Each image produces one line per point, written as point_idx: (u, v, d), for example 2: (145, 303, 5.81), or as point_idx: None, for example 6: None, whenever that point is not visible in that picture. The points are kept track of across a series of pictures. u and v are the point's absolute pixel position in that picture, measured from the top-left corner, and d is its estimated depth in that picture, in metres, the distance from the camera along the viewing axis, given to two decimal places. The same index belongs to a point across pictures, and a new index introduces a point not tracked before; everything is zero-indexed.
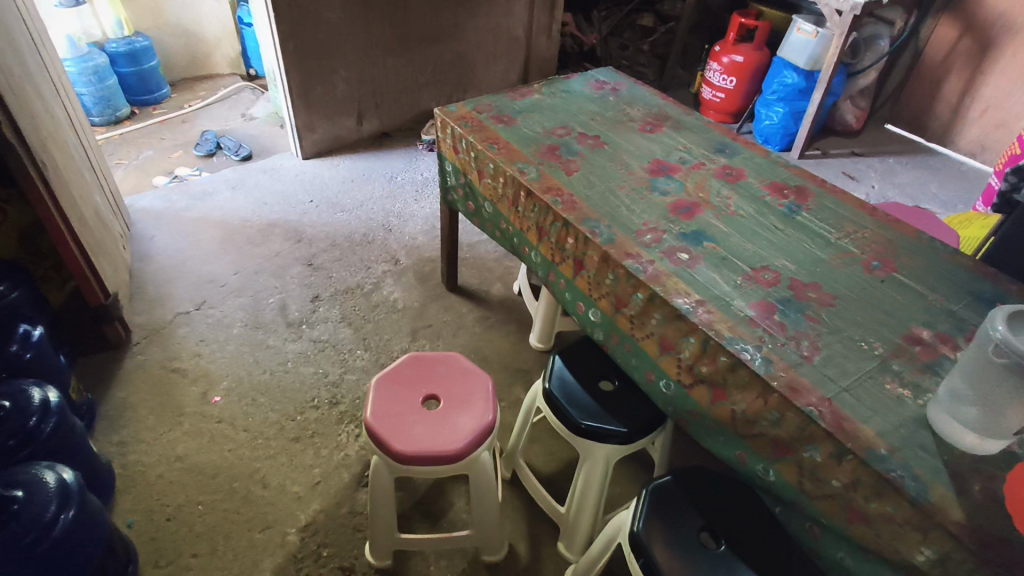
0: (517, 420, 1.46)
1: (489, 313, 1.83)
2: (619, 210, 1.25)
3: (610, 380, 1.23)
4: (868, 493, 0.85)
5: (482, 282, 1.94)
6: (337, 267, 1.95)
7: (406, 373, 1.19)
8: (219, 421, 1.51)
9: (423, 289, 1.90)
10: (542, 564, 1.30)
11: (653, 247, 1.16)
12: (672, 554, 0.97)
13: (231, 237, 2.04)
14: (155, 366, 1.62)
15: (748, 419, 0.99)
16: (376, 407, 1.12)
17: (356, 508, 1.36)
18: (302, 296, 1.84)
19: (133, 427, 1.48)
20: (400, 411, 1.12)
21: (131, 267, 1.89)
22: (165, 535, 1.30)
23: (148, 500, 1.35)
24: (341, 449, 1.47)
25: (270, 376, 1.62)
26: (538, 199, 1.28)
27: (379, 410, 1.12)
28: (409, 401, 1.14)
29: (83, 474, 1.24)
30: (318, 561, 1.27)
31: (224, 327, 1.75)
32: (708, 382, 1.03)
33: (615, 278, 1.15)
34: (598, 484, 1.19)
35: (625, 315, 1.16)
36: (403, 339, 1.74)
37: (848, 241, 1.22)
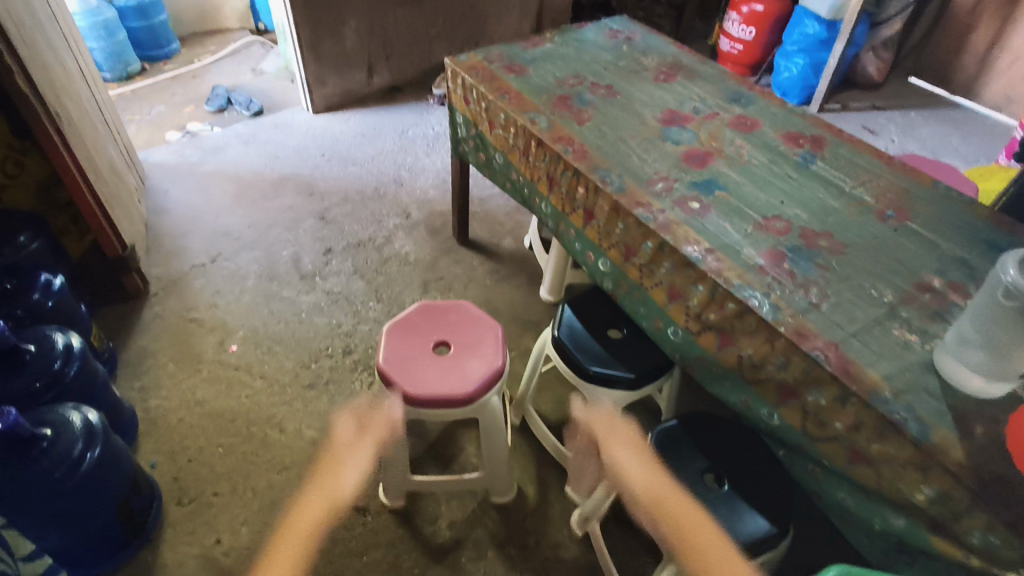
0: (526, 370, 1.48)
1: (500, 266, 1.84)
2: (630, 158, 1.24)
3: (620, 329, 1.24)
4: (870, 435, 0.86)
5: (493, 236, 1.94)
6: (350, 221, 1.96)
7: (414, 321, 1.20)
8: (237, 369, 1.55)
9: (434, 242, 1.91)
10: (550, 506, 1.34)
11: (664, 196, 1.16)
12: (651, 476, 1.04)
13: (244, 191, 2.05)
14: (173, 316, 1.66)
15: (754, 363, 1.00)
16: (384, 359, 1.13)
17: (370, 452, 1.41)
18: (315, 249, 1.86)
19: (154, 373, 1.52)
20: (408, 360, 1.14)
21: (146, 219, 1.91)
22: (188, 474, 1.35)
23: (169, 442, 1.40)
24: (355, 396, 1.51)
25: (286, 327, 1.65)
26: (548, 148, 1.27)
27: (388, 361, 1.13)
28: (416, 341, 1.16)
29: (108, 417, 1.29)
30: (333, 501, 1.32)
31: (239, 278, 1.77)
32: (716, 329, 1.04)
33: (625, 227, 1.15)
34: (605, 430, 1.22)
35: (634, 264, 1.17)
36: (415, 291, 1.76)
37: (863, 189, 1.21)
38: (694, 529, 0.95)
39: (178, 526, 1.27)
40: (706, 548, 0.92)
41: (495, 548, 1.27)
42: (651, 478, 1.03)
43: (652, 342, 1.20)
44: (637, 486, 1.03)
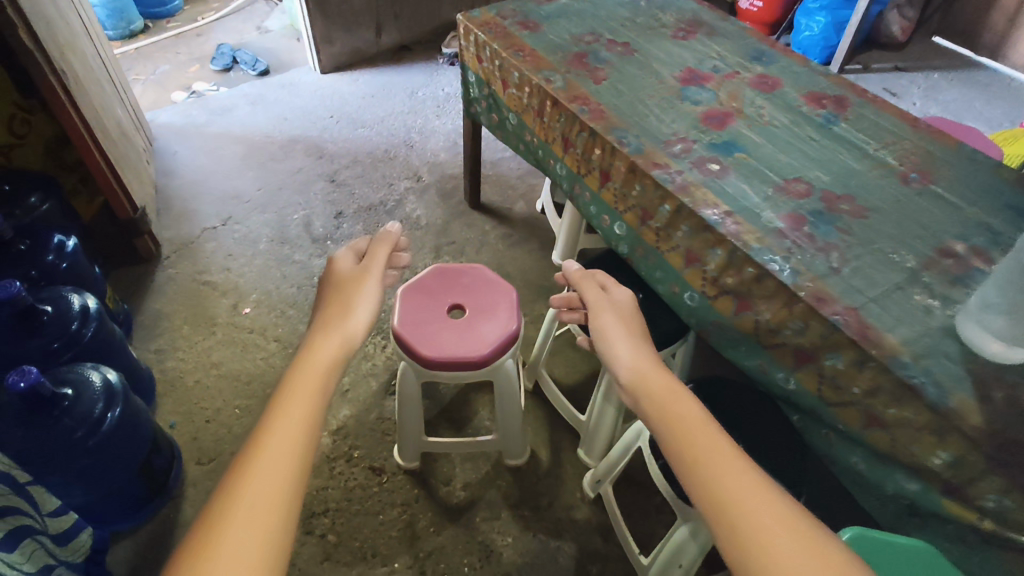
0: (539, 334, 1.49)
1: (512, 231, 1.83)
2: (647, 119, 1.21)
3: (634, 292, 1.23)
4: (887, 399, 0.86)
5: (505, 200, 1.92)
6: (360, 184, 1.94)
7: (390, 233, 0.98)
8: (251, 331, 1.56)
9: (446, 206, 1.89)
10: (562, 468, 1.36)
11: (682, 157, 1.14)
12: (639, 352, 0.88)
13: (253, 153, 2.03)
14: (186, 279, 1.66)
15: (771, 328, 0.99)
16: (341, 262, 0.88)
17: (384, 414, 1.43)
18: (326, 212, 1.85)
19: (170, 335, 1.54)
20: (372, 262, 0.90)
21: (156, 182, 1.90)
22: (207, 434, 1.38)
23: (187, 404, 1.42)
24: (369, 359, 1.52)
25: (299, 291, 1.65)
26: (564, 108, 1.24)
27: (348, 259, 0.90)
28: (382, 255, 0.91)
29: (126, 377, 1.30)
30: (350, 461, 1.35)
31: (251, 242, 1.77)
32: (733, 293, 1.03)
33: (642, 188, 1.13)
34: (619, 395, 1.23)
35: (650, 227, 1.15)
36: (427, 255, 1.75)
37: (886, 152, 1.17)
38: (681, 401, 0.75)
39: (199, 484, 1.30)
40: (697, 416, 0.73)
41: (509, 509, 1.30)
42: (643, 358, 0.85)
43: (666, 308, 1.19)
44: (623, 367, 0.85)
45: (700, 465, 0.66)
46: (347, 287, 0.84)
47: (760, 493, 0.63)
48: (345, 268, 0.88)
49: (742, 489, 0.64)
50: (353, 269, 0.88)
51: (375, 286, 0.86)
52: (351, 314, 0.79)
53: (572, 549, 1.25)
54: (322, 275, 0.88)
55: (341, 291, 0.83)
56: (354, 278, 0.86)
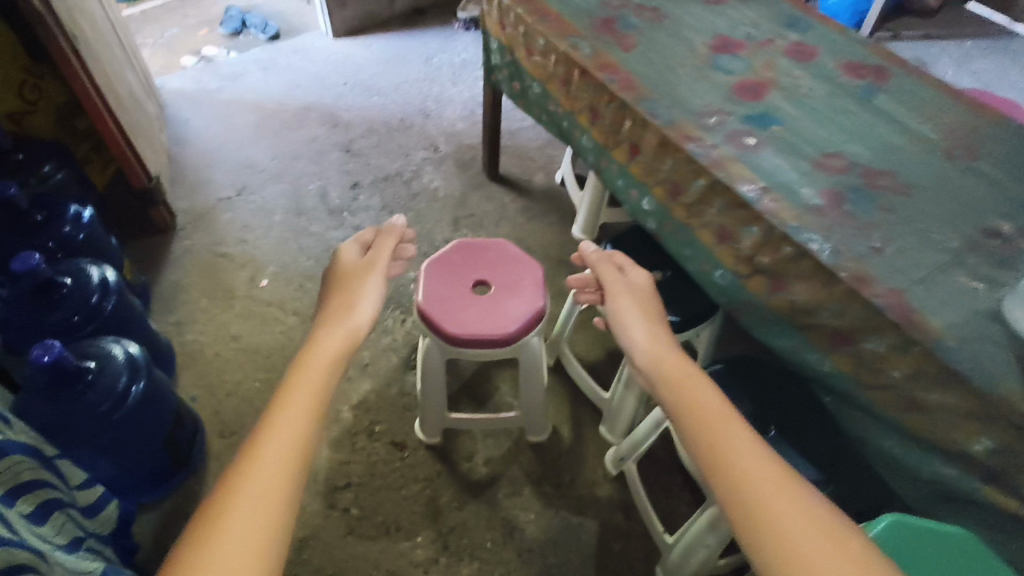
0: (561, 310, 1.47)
1: (531, 203, 1.80)
2: (678, 89, 1.16)
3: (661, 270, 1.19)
4: (928, 384, 0.83)
5: (524, 171, 1.88)
6: (375, 154, 1.91)
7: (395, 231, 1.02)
8: (269, 304, 1.55)
9: (463, 177, 1.85)
10: (584, 445, 1.35)
11: (716, 130, 1.09)
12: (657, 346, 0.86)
13: (266, 121, 1.99)
14: (202, 251, 1.65)
15: (807, 309, 0.96)
16: (347, 261, 0.92)
17: (405, 389, 1.42)
18: (342, 183, 1.82)
19: (187, 308, 1.53)
20: (376, 259, 0.93)
21: (169, 150, 1.87)
22: (229, 408, 1.38)
23: (207, 376, 1.42)
24: (388, 333, 1.51)
25: (316, 263, 1.64)
26: (592, 77, 1.19)
27: (353, 257, 0.93)
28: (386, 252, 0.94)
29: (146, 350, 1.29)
30: (371, 436, 1.35)
31: (266, 213, 1.74)
32: (768, 273, 1.00)
33: (673, 162, 1.10)
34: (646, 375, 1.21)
35: (681, 203, 1.11)
36: (445, 228, 1.72)
37: (930, 127, 1.12)
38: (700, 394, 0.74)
39: (221, 457, 1.31)
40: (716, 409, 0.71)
41: (531, 485, 1.30)
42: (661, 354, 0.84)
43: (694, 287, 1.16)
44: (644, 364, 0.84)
45: (721, 457, 0.64)
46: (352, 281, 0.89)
47: (781, 485, 0.61)
48: (350, 267, 0.91)
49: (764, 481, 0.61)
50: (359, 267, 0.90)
51: (378, 286, 0.89)
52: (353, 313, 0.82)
53: (594, 526, 1.25)
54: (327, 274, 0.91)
55: (344, 292, 0.86)
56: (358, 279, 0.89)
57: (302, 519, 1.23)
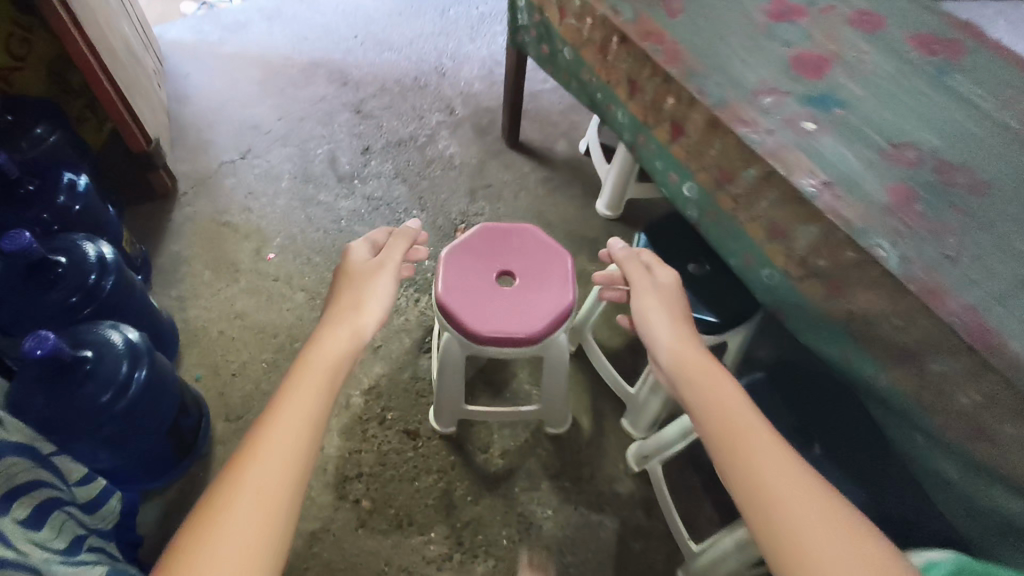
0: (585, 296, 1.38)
1: (553, 174, 1.69)
2: (731, 63, 1.04)
3: (700, 263, 1.10)
4: (1003, 414, 0.75)
5: (546, 138, 1.76)
6: (387, 116, 1.79)
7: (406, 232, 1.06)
8: (276, 280, 1.47)
9: (481, 144, 1.74)
10: (605, 439, 1.29)
11: (772, 113, 0.98)
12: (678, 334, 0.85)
13: (271, 77, 1.86)
14: (205, 220, 1.56)
15: (867, 319, 0.87)
16: (356, 257, 0.94)
17: (418, 374, 1.36)
18: (352, 147, 1.71)
19: (190, 282, 1.46)
20: (385, 256, 0.95)
21: (168, 108, 1.76)
22: (236, 390, 1.32)
23: (212, 356, 1.36)
24: (401, 314, 1.43)
25: (325, 236, 1.55)
26: (634, 46, 1.07)
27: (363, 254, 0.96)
28: (395, 251, 0.97)
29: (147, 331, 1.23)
30: (383, 424, 1.29)
31: (272, 178, 1.65)
32: (824, 277, 0.91)
33: (722, 147, 0.99)
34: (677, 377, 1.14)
35: (728, 192, 1.01)
36: (462, 201, 1.62)
37: (1011, 113, 1.00)
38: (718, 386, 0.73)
39: (228, 443, 1.26)
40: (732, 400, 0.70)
41: (549, 480, 1.24)
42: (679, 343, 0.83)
43: (736, 284, 1.08)
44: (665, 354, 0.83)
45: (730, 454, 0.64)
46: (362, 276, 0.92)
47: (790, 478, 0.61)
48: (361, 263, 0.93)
49: (775, 474, 0.61)
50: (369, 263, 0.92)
51: (389, 283, 0.91)
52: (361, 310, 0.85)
53: (613, 523, 1.20)
54: (338, 271, 0.93)
55: (352, 289, 0.88)
56: (368, 275, 0.91)
57: (313, 510, 1.19)
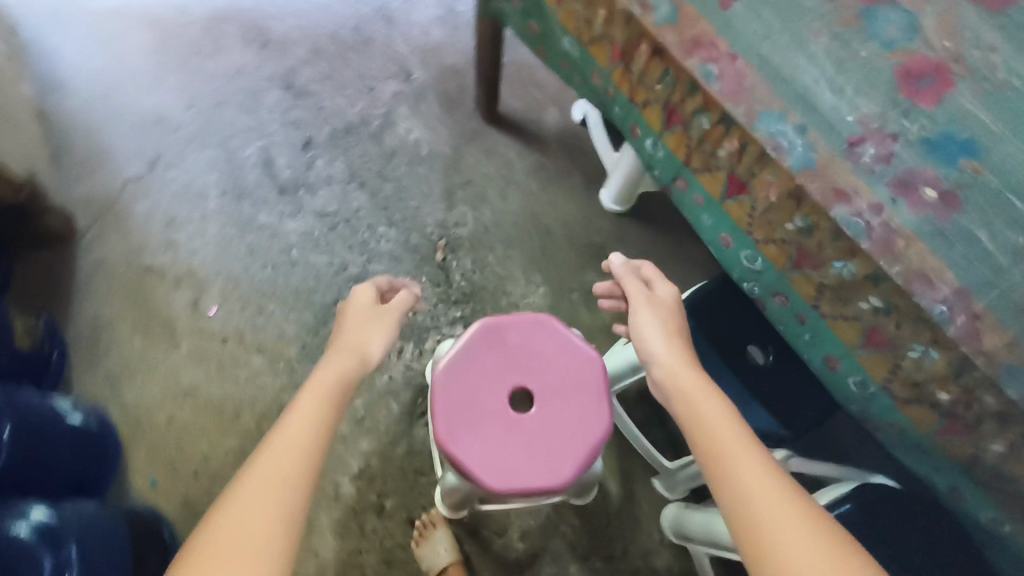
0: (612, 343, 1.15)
1: (545, 159, 1.38)
2: (813, 85, 0.70)
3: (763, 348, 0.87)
4: None
5: (532, 107, 1.43)
6: (328, 92, 1.42)
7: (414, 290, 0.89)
8: (224, 341, 1.20)
9: (453, 124, 1.40)
10: (636, 505, 1.14)
11: (879, 175, 0.68)
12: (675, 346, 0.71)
13: (168, 42, 1.44)
14: (120, 264, 1.24)
15: (1000, 472, 0.68)
16: (360, 304, 0.80)
17: (415, 447, 1.16)
18: (291, 143, 1.37)
19: (118, 355, 1.18)
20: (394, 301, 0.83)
21: (40, 103, 1.35)
22: (200, 492, 1.11)
23: (164, 451, 1.13)
24: (384, 371, 1.20)
25: (275, 274, 1.26)
26: (676, 64, 0.76)
27: (368, 301, 0.81)
28: (403, 299, 0.84)
29: (66, 475, 0.94)
30: (381, 515, 1.11)
31: (196, 196, 1.31)
32: (941, 410, 0.70)
33: (807, 226, 0.72)
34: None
35: (808, 277, 0.76)
36: (437, 207, 1.33)
37: None
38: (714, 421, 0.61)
39: None
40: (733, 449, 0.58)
41: (577, 561, 1.10)
42: (673, 356, 0.70)
43: (811, 382, 0.85)
44: (656, 369, 0.70)
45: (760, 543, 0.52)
46: (362, 317, 0.79)
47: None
48: (365, 306, 0.80)
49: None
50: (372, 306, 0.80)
51: (392, 329, 0.80)
52: (364, 350, 0.75)
53: None
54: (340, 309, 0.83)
55: (355, 324, 0.78)
56: (373, 316, 0.80)
57: None
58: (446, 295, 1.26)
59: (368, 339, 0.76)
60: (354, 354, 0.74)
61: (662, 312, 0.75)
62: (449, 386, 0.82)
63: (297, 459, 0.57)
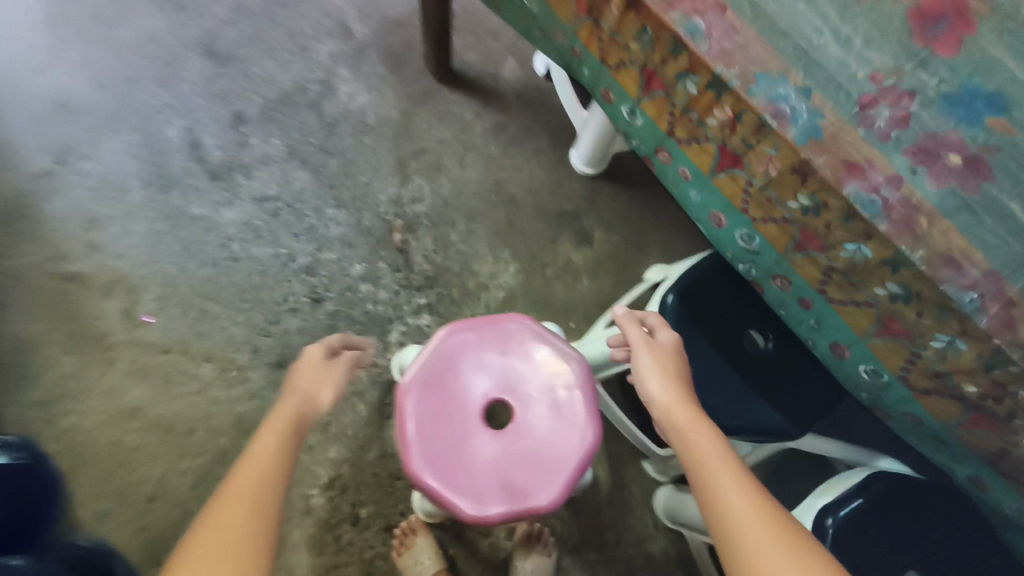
0: (594, 326, 1.06)
1: (506, 120, 1.25)
2: (815, 36, 0.57)
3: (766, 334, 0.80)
4: None
5: (487, 60, 1.28)
6: (255, 56, 1.25)
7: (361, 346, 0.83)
8: (166, 352, 1.07)
9: (400, 85, 1.25)
10: (627, 490, 1.08)
11: (898, 142, 0.55)
12: (671, 386, 0.64)
13: (61, 8, 1.24)
14: (36, 273, 1.09)
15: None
16: (312, 353, 0.73)
17: (389, 450, 1.07)
18: (218, 119, 1.21)
19: (48, 376, 1.04)
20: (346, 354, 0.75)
21: None
22: (159, 521, 0.99)
23: (111, 479, 1.00)
24: None
25: (215, 271, 1.12)
26: (654, 18, 0.63)
27: (321, 352, 0.74)
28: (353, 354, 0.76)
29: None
30: (358, 526, 1.04)
31: (115, 188, 1.15)
32: (967, 402, 0.63)
33: (813, 205, 0.62)
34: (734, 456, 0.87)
35: (814, 261, 0.67)
36: (391, 182, 1.20)
37: None
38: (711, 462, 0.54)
39: None
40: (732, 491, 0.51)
41: (569, 556, 1.05)
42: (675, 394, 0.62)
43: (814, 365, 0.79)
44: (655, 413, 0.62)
45: None
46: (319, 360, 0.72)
47: None
48: (317, 355, 0.73)
49: None
50: (324, 355, 0.73)
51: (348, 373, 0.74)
52: (315, 396, 0.67)
53: None
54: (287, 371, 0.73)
55: (308, 365, 0.71)
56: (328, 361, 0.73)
57: None
58: (408, 281, 1.15)
59: (321, 384, 0.69)
60: (307, 399, 0.66)
61: (665, 355, 0.67)
62: (419, 411, 0.73)
63: (269, 477, 0.53)
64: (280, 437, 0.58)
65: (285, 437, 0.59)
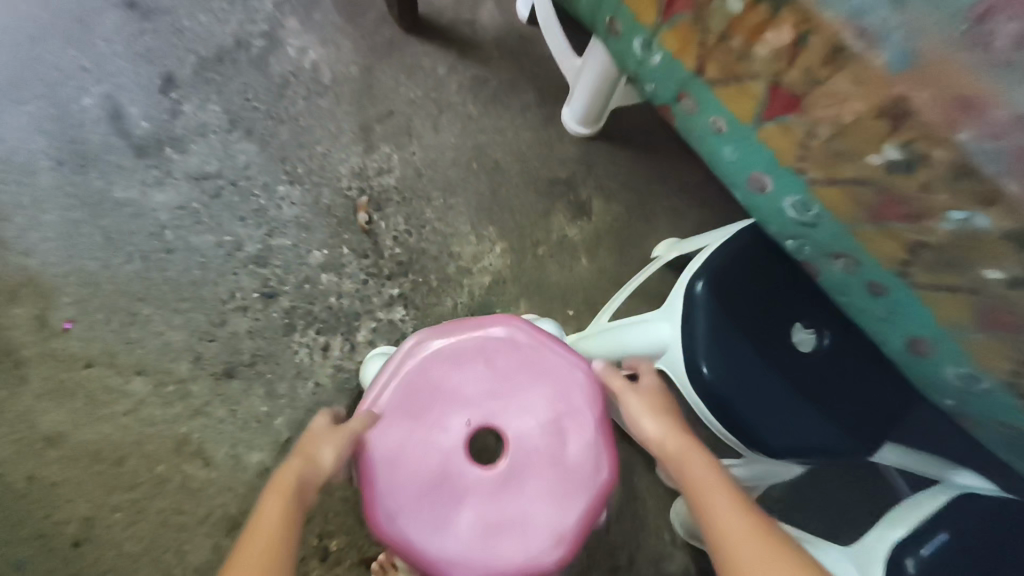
0: (599, 315, 0.89)
1: (486, 73, 1.06)
2: None
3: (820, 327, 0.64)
4: None
5: (461, 3, 1.08)
6: (184, 6, 1.05)
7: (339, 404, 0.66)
8: (88, 367, 0.91)
9: (359, 35, 1.06)
10: (640, 502, 0.94)
11: (1022, 68, 0.40)
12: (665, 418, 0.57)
13: None
14: None
15: None
16: (319, 418, 0.59)
17: None
18: (141, 81, 1.01)
19: None
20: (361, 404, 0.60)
21: None
22: (90, 567, 0.86)
23: (27, 522, 0.87)
24: (308, 378, 0.93)
25: (146, 267, 0.95)
26: None
27: (328, 417, 0.60)
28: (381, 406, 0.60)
29: None
30: (327, 560, 0.89)
31: (20, 169, 0.97)
32: None
33: (905, 159, 0.45)
34: (773, 470, 0.71)
35: (895, 235, 0.50)
36: (352, 152, 1.02)
37: None
38: (705, 493, 0.50)
39: None
40: (731, 524, 0.47)
41: None
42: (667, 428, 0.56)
43: (884, 359, 0.63)
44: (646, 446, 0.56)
45: None
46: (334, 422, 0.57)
47: None
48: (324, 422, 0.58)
49: None
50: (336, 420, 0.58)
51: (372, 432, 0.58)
52: (315, 463, 0.53)
53: None
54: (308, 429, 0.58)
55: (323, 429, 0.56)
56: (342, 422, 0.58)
57: None
58: (377, 268, 0.97)
59: (330, 444, 0.55)
60: (307, 468, 0.52)
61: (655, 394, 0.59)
62: (388, 449, 0.58)
63: None
64: (269, 548, 0.45)
65: (282, 534, 0.46)
